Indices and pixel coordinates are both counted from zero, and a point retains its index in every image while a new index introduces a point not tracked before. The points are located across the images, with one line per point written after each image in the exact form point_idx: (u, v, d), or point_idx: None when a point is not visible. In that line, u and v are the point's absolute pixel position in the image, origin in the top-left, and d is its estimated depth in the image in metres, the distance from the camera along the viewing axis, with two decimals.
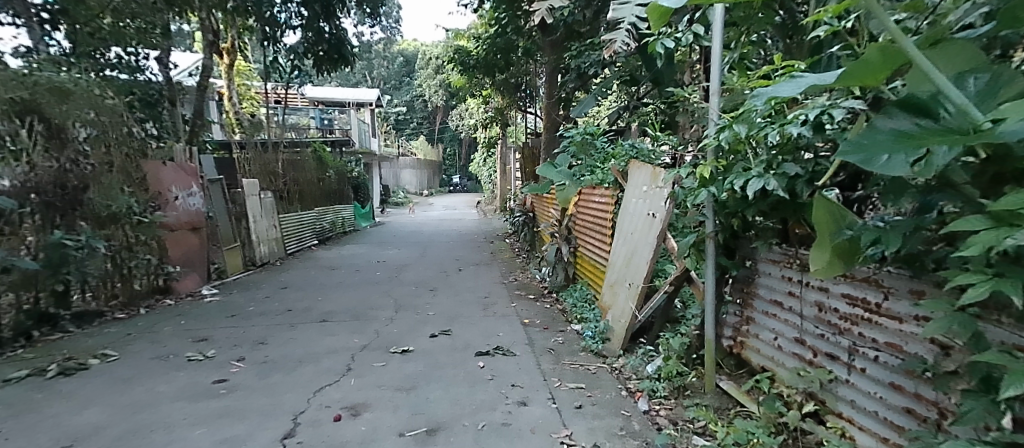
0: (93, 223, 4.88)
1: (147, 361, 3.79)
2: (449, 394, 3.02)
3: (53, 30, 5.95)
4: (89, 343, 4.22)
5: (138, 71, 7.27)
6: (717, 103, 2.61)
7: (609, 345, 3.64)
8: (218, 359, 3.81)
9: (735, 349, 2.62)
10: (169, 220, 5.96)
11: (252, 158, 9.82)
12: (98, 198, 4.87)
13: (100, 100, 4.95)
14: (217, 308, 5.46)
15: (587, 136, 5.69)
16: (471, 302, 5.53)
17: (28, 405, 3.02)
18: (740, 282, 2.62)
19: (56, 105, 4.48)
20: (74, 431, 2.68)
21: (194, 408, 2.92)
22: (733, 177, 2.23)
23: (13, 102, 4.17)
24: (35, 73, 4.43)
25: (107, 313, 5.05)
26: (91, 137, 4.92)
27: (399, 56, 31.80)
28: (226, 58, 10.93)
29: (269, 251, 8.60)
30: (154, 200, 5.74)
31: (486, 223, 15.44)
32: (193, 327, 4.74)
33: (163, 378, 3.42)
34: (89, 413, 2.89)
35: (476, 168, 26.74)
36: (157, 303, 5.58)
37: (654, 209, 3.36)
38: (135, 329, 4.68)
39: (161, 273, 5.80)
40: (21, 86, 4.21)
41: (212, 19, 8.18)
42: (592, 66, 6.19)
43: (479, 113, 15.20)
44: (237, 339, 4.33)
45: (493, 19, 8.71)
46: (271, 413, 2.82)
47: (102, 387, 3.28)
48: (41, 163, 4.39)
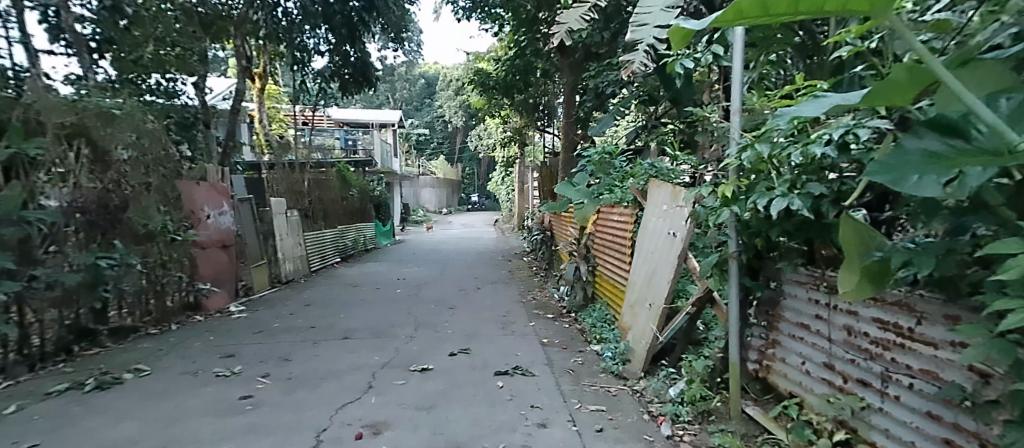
0: (130, 239, 5.03)
1: (178, 376, 3.86)
2: (468, 414, 3.00)
3: (99, 58, 6.11)
4: (123, 358, 4.31)
5: (175, 96, 7.35)
6: (738, 122, 2.58)
7: (629, 367, 3.58)
8: (245, 375, 3.86)
9: (762, 373, 2.56)
10: (201, 238, 6.15)
11: (280, 177, 10.07)
12: (136, 216, 5.02)
13: (142, 124, 5.11)
14: (244, 325, 5.54)
15: (606, 155, 5.59)
16: (490, 320, 5.53)
17: (67, 418, 3.09)
18: (764, 304, 2.57)
19: (102, 129, 4.63)
20: (110, 444, 2.71)
21: (221, 423, 2.95)
22: (757, 196, 2.21)
23: (64, 126, 4.34)
24: (84, 98, 4.57)
25: (141, 329, 5.19)
26: (131, 159, 5.05)
27: (420, 79, 32.46)
28: (256, 82, 11.23)
29: (294, 269, 8.73)
30: (187, 219, 5.91)
31: (505, 241, 15.45)
32: (221, 343, 4.80)
33: (192, 393, 3.47)
34: (124, 427, 2.93)
35: (494, 187, 26.92)
36: (187, 320, 5.73)
37: (675, 228, 3.31)
38: (166, 344, 4.78)
39: (192, 290, 5.95)
40: (71, 111, 4.38)
41: (246, 46, 8.46)
42: (609, 86, 6.17)
43: (498, 132, 15.40)
44: (263, 355, 4.38)
45: (513, 42, 8.79)
46: (295, 430, 2.83)
47: (136, 401, 3.34)
48: (86, 185, 4.54)
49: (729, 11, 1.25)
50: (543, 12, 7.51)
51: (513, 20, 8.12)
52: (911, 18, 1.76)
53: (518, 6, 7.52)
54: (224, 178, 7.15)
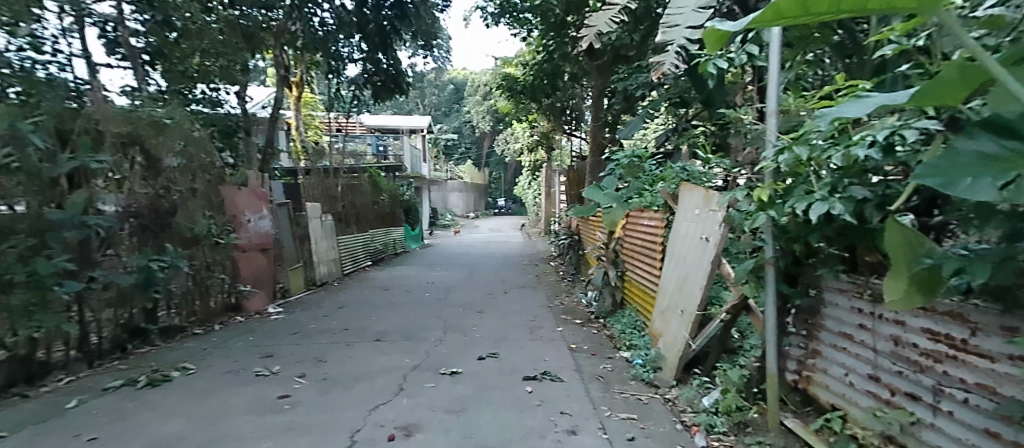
0: (178, 243, 5.22)
1: (221, 375, 3.96)
2: (498, 418, 2.98)
3: (151, 70, 6.28)
4: (171, 357, 4.47)
5: (218, 104, 7.51)
6: (775, 124, 2.47)
7: (661, 375, 3.51)
8: (283, 374, 3.93)
9: (801, 384, 2.46)
10: (243, 241, 6.32)
11: (315, 183, 10.30)
12: (183, 221, 5.22)
13: (190, 133, 5.26)
14: (280, 326, 5.66)
15: (635, 159, 5.37)
16: (518, 324, 5.52)
17: (121, 413, 3.19)
18: (804, 312, 2.49)
19: (153, 138, 4.81)
20: (160, 439, 2.79)
21: (262, 421, 3.00)
22: (795, 200, 2.14)
23: (121, 135, 4.51)
24: (138, 108, 4.75)
25: (187, 329, 5.39)
26: (180, 166, 5.21)
27: (449, 85, 32.72)
28: (294, 91, 11.47)
29: (327, 272, 8.90)
30: (229, 223, 6.07)
31: (531, 245, 15.43)
32: (260, 343, 4.91)
33: (234, 392, 3.55)
34: (172, 423, 3.01)
35: (521, 191, 26.94)
36: (230, 321, 5.94)
37: (709, 233, 3.23)
38: (210, 344, 4.93)
39: (234, 292, 6.16)
40: (126, 121, 4.54)
41: (284, 56, 8.69)
42: (638, 88, 6.07)
43: (525, 136, 15.43)
44: (300, 356, 4.46)
45: (541, 45, 8.74)
46: (330, 430, 2.86)
47: (183, 398, 3.44)
48: (139, 191, 4.73)
49: (767, 12, 1.20)
50: (571, 16, 7.51)
51: (541, 24, 8.10)
52: (962, 13, 1.69)
53: (547, 10, 7.49)
54: (263, 184, 7.34)
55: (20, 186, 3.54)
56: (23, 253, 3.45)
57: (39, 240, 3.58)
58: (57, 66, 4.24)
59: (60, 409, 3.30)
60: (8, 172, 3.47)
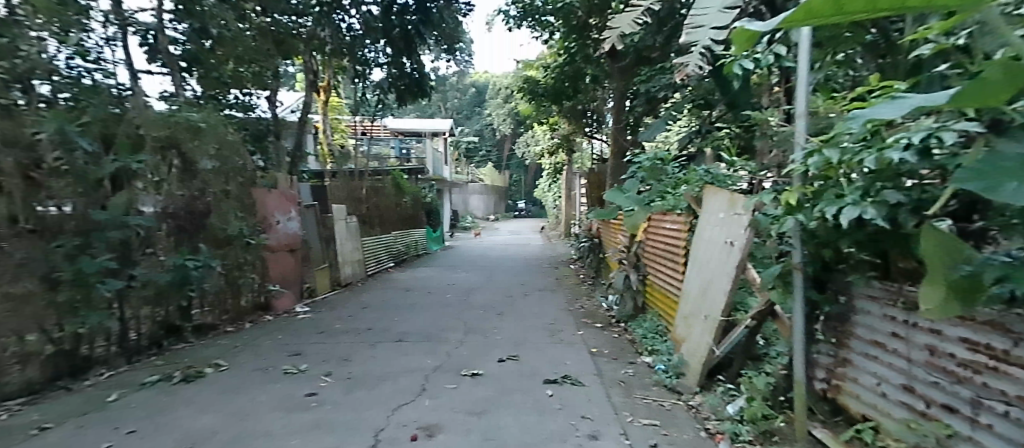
0: (213, 243, 5.35)
1: (251, 372, 4.03)
2: (519, 421, 2.97)
3: (188, 76, 6.47)
4: (204, 354, 4.58)
5: (250, 109, 7.75)
6: (804, 126, 2.40)
7: (684, 381, 3.45)
8: (310, 373, 3.99)
9: (830, 393, 2.40)
10: (271, 242, 6.44)
11: (340, 185, 10.45)
12: (217, 221, 5.34)
13: (224, 137, 5.39)
14: (307, 325, 5.75)
15: (658, 161, 5.32)
16: (538, 327, 5.50)
17: (156, 407, 3.27)
18: (833, 319, 2.42)
19: (190, 141, 4.94)
20: (194, 434, 2.84)
21: (290, 418, 3.04)
22: (826, 204, 2.09)
23: (161, 139, 4.64)
24: (177, 113, 4.89)
25: (220, 326, 5.52)
26: (215, 169, 5.34)
27: (470, 88, 32.91)
28: (321, 95, 11.63)
29: (352, 272, 9.02)
30: (260, 224, 6.18)
31: (552, 248, 15.39)
32: (286, 342, 4.99)
33: (262, 389, 3.61)
34: (205, 418, 3.08)
35: (541, 193, 26.92)
36: (260, 319, 6.08)
37: (733, 237, 3.16)
38: (241, 342, 5.02)
39: (263, 292, 6.29)
40: (165, 125, 4.67)
41: (313, 61, 8.85)
42: (661, 90, 6.03)
43: (546, 139, 15.42)
44: (326, 355, 4.51)
45: (563, 48, 8.72)
46: (355, 429, 2.88)
47: (215, 394, 3.51)
48: (176, 192, 4.85)
49: (805, 12, 1.14)
50: (593, 18, 7.51)
51: (563, 27, 8.08)
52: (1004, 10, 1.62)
53: (569, 12, 7.49)
54: (292, 186, 7.47)
55: (68, 186, 3.67)
56: (71, 252, 3.61)
57: (84, 239, 3.72)
58: (102, 74, 4.29)
59: (101, 402, 3.38)
60: (58, 173, 3.62)
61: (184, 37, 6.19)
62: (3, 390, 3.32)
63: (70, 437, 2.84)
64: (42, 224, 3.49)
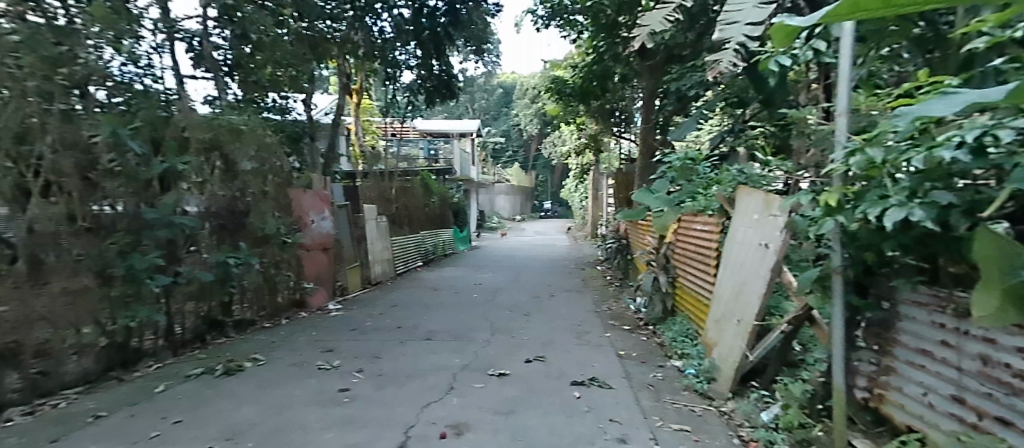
0: (252, 241, 5.49)
1: (288, 366, 4.11)
2: (546, 422, 2.94)
3: (230, 80, 6.68)
4: (244, 348, 4.70)
5: (287, 111, 7.87)
6: (845, 124, 2.31)
7: (716, 386, 3.36)
8: (342, 369, 4.04)
9: (873, 402, 2.29)
10: (306, 240, 6.56)
11: (371, 185, 10.60)
12: (256, 220, 5.47)
13: (263, 138, 5.53)
14: (340, 322, 5.85)
15: (688, 161, 5.14)
16: (565, 328, 5.46)
17: (200, 398, 3.37)
18: (875, 325, 2.33)
19: (232, 143, 5.07)
20: (234, 425, 2.91)
21: (323, 413, 3.08)
22: (868, 206, 2.01)
23: (206, 141, 4.79)
24: (219, 116, 5.03)
25: (258, 322, 5.66)
26: (253, 170, 5.47)
27: (498, 88, 32.95)
28: (352, 97, 11.77)
29: (382, 271, 9.13)
30: (296, 223, 6.31)
31: (578, 249, 15.29)
32: (321, 338, 5.07)
33: (298, 383, 3.67)
34: (245, 410, 3.15)
35: (567, 194, 26.80)
36: (295, 316, 6.21)
37: (768, 239, 3.07)
38: (277, 337, 5.14)
39: (299, 289, 6.43)
40: (208, 128, 4.81)
41: (347, 64, 9.00)
42: (693, 88, 5.92)
43: (573, 139, 15.34)
44: (358, 351, 4.57)
45: (591, 47, 8.67)
46: (385, 425, 2.90)
47: (254, 387, 3.59)
48: (220, 193, 4.98)
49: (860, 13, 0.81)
50: (622, 16, 7.35)
51: (592, 26, 8.01)
52: None
53: (598, 11, 7.42)
54: (326, 186, 7.60)
55: (121, 188, 3.79)
56: (122, 249, 3.77)
57: (134, 237, 3.87)
58: (153, 79, 4.48)
59: (149, 393, 3.51)
60: (111, 174, 3.74)
61: (227, 44, 6.44)
62: (61, 379, 3.47)
63: (124, 425, 2.95)
64: (98, 223, 3.64)
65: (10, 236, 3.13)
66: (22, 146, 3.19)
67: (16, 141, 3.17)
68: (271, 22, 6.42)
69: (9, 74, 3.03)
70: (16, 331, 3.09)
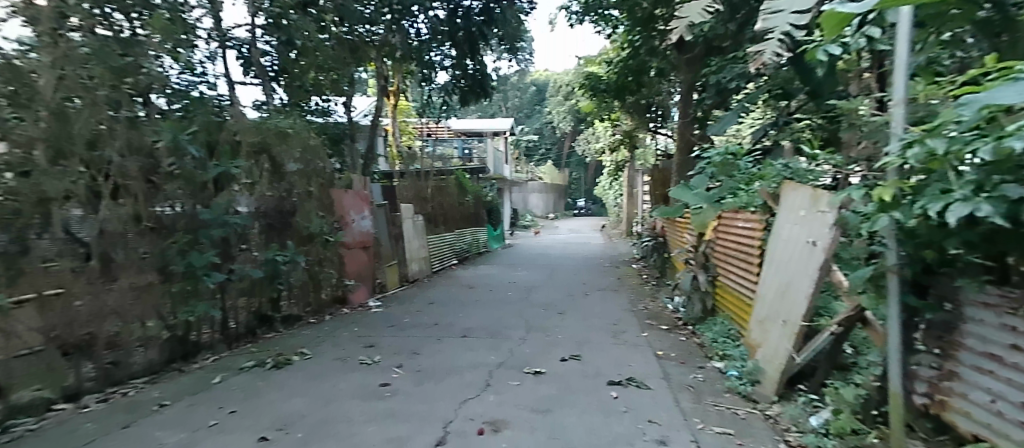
0: (298, 240, 5.64)
1: (332, 361, 4.20)
2: (584, 422, 2.90)
3: (277, 85, 6.92)
4: (292, 343, 4.83)
5: (329, 114, 7.96)
6: (902, 115, 2.17)
7: (759, 389, 3.25)
8: (383, 364, 4.11)
9: (934, 409, 2.15)
10: (348, 239, 6.70)
11: (408, 185, 10.74)
12: (301, 220, 5.62)
13: (308, 141, 5.66)
14: (380, 319, 5.95)
15: (729, 156, 5.02)
16: (601, 327, 5.39)
17: (254, 390, 3.49)
18: (937, 327, 2.20)
19: (280, 146, 5.22)
20: (284, 416, 2.98)
21: (365, 407, 3.13)
22: (928, 201, 1.90)
23: (255, 144, 4.94)
24: (267, 120, 5.19)
25: (304, 318, 5.81)
26: (299, 171, 5.62)
27: (531, 86, 32.90)
28: (391, 99, 12.06)
29: (419, 269, 9.24)
30: (338, 222, 6.45)
31: (614, 246, 15.12)
32: (363, 334, 5.17)
33: (343, 377, 3.75)
34: (294, 402, 3.23)
35: (601, 191, 26.54)
36: (338, 312, 6.35)
37: (816, 236, 2.95)
38: (322, 332, 5.27)
39: (341, 286, 6.57)
40: (257, 131, 4.96)
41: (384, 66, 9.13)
42: (734, 80, 5.74)
43: (607, 135, 15.17)
44: (397, 347, 4.64)
45: (627, 41, 8.56)
46: (425, 420, 2.92)
47: (303, 380, 3.68)
48: (268, 193, 5.14)
49: None
50: (658, 9, 7.12)
51: (628, 20, 7.89)
52: None
53: (634, 4, 7.30)
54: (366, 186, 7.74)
55: (179, 189, 3.96)
56: (182, 248, 3.93)
57: (193, 236, 4.03)
58: (206, 86, 4.82)
59: (207, 384, 3.64)
60: (172, 177, 3.90)
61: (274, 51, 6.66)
62: (132, 368, 3.66)
63: (186, 413, 3.07)
64: (160, 223, 3.80)
65: (85, 235, 3.27)
66: (92, 152, 3.28)
67: (89, 147, 3.26)
68: (314, 27, 6.71)
69: (81, 85, 3.14)
70: (89, 324, 3.29)
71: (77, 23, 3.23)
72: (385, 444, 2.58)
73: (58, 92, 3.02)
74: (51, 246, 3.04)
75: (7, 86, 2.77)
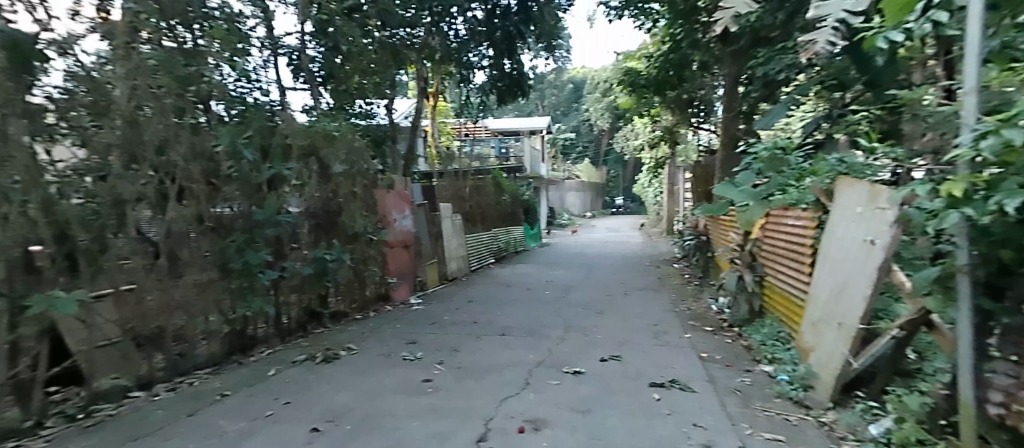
0: (344, 239, 5.77)
1: (376, 356, 4.27)
2: (626, 424, 2.84)
3: (324, 89, 7.00)
4: (340, 338, 4.95)
5: (371, 116, 7.95)
6: (974, 103, 1.99)
7: (812, 395, 3.10)
8: (425, 360, 4.15)
9: (1008, 421, 1.94)
10: (390, 237, 6.80)
11: (447, 185, 10.84)
12: (347, 220, 5.74)
13: (354, 143, 5.78)
14: (422, 316, 6.02)
15: (777, 151, 4.78)
16: (641, 328, 5.28)
17: (308, 382, 3.58)
18: (1013, 332, 1.99)
19: (327, 148, 5.34)
20: (334, 409, 3.04)
21: (409, 402, 3.16)
22: (1005, 196, 1.76)
23: (304, 146, 5.07)
24: (315, 123, 5.32)
25: (351, 314, 5.94)
26: (346, 172, 5.74)
27: (568, 84, 32.68)
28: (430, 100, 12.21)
29: (458, 267, 9.31)
30: (381, 221, 6.56)
31: (653, 245, 14.85)
32: (406, 331, 5.24)
33: (387, 372, 3.81)
34: (342, 395, 3.30)
35: (640, 188, 26.13)
36: (381, 309, 6.46)
37: (875, 235, 2.79)
38: (367, 328, 5.38)
39: (384, 284, 6.69)
40: (307, 135, 5.09)
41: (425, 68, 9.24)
42: (782, 72, 5.49)
43: (646, 132, 14.91)
44: (437, 344, 4.67)
45: (668, 35, 8.38)
46: (466, 416, 2.93)
47: (351, 375, 3.76)
48: (315, 194, 5.27)
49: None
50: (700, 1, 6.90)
51: (670, 13, 7.71)
52: None
53: None
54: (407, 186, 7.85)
55: (236, 191, 4.10)
56: (240, 246, 4.08)
57: (249, 235, 4.19)
58: (262, 92, 4.96)
59: (263, 375, 3.77)
60: (230, 180, 4.06)
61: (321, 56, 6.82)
62: (195, 360, 3.84)
63: (246, 403, 3.18)
64: (219, 223, 3.96)
65: (154, 235, 3.41)
66: (160, 158, 3.42)
67: (157, 152, 3.41)
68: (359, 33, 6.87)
69: (151, 93, 3.31)
70: (158, 317, 3.47)
71: (148, 37, 3.38)
72: (428, 439, 2.60)
73: (131, 102, 3.18)
74: (126, 244, 3.19)
75: (87, 96, 2.95)
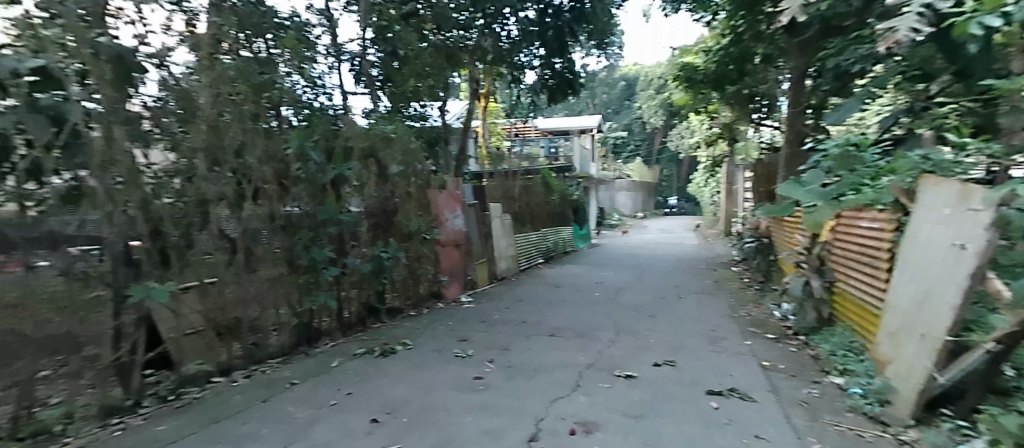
0: (400, 237, 5.88)
1: (431, 352, 4.33)
2: (682, 432, 2.72)
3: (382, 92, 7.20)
4: (396, 333, 5.04)
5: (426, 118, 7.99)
6: None
7: (889, 410, 2.87)
8: (477, 358, 4.15)
9: None
10: (443, 237, 6.88)
11: (497, 184, 10.88)
12: (403, 219, 5.85)
13: (410, 144, 5.88)
14: (473, 314, 6.06)
15: (850, 148, 4.41)
16: (697, 333, 5.09)
17: (369, 375, 3.66)
18: None
19: (385, 149, 5.46)
20: (391, 401, 3.09)
21: (462, 398, 3.16)
22: None
23: (366, 148, 5.20)
24: (374, 126, 5.45)
25: (405, 310, 6.05)
26: (403, 172, 5.86)
27: (620, 81, 32.10)
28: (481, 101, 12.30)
29: (507, 267, 9.32)
30: (434, 221, 6.65)
31: (708, 247, 14.35)
32: (458, 328, 5.28)
33: (440, 368, 3.84)
34: (400, 388, 3.35)
35: (694, 188, 25.35)
36: (434, 306, 6.55)
37: (966, 239, 2.55)
38: (421, 325, 5.46)
39: (436, 281, 6.77)
40: (367, 137, 5.22)
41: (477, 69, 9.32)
42: (858, 62, 5.15)
43: (703, 130, 14.44)
44: (489, 343, 4.67)
45: (730, 28, 8.07)
46: (518, 415, 2.90)
47: (405, 369, 3.82)
48: (375, 194, 5.40)
49: None
50: None
51: (730, 6, 7.41)
52: None
53: None
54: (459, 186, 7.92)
55: (303, 191, 4.25)
56: (306, 243, 4.23)
57: (315, 233, 4.34)
58: (325, 97, 5.22)
59: (327, 367, 3.89)
60: (298, 180, 4.21)
61: (379, 60, 7.11)
62: (268, 350, 4.00)
63: (313, 391, 3.30)
64: (289, 221, 4.11)
65: (232, 233, 3.58)
66: (239, 160, 3.59)
67: (236, 155, 3.57)
68: (413, 36, 7.15)
69: (230, 100, 3.49)
70: (235, 309, 3.65)
71: (228, 47, 3.58)
72: (479, 436, 2.58)
73: (214, 108, 3.34)
74: (209, 241, 3.36)
75: (177, 105, 3.10)
